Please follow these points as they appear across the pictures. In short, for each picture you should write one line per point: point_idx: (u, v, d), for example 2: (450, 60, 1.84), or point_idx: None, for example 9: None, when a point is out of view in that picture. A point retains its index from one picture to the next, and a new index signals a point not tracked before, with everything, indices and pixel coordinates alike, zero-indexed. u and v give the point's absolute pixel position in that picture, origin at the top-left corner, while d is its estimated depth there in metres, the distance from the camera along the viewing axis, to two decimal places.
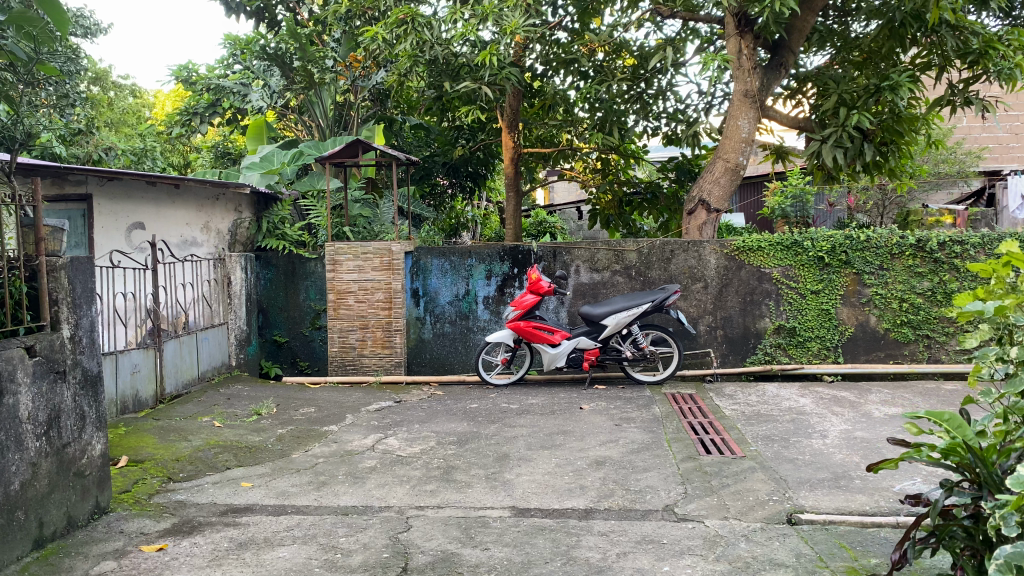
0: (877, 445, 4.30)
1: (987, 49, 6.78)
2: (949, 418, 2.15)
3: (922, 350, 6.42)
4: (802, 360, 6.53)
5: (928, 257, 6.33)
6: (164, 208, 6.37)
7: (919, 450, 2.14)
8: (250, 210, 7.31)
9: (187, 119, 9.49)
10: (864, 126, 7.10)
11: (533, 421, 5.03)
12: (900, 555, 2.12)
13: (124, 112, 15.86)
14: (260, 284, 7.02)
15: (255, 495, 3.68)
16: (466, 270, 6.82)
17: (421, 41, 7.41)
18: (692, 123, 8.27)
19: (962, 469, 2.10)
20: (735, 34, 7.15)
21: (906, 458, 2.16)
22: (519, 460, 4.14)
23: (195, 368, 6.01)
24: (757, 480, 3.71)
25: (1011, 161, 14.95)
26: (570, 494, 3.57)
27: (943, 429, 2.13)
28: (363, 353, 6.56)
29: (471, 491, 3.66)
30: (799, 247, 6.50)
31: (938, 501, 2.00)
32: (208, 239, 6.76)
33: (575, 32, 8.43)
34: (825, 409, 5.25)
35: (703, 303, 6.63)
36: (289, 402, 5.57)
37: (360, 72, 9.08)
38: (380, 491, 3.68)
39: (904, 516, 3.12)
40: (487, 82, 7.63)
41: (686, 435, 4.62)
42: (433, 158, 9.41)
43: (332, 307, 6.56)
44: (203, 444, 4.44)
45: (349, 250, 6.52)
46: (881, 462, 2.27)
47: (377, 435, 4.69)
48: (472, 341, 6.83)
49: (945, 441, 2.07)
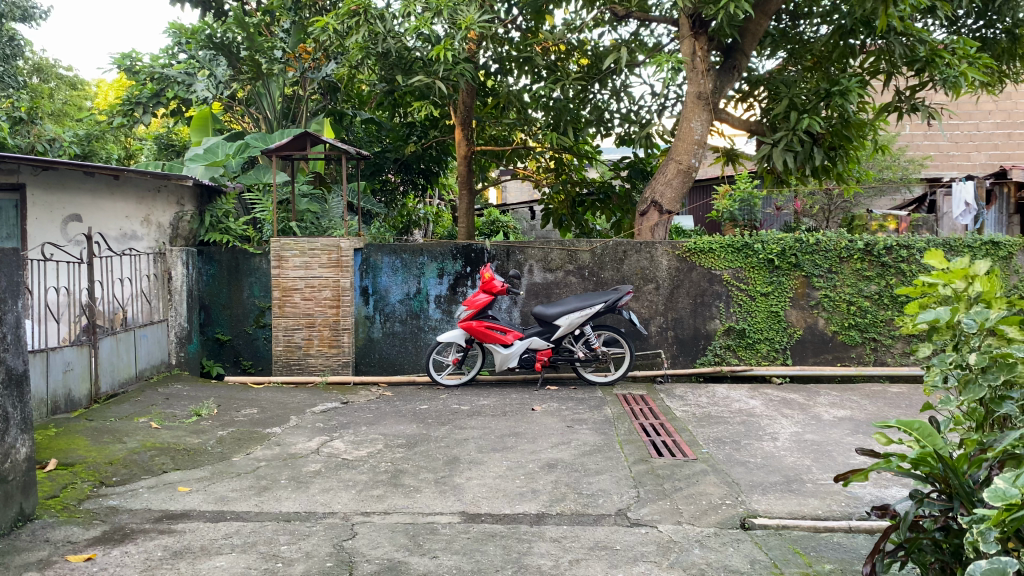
0: (827, 448, 4.30)
1: (933, 57, 6.87)
2: (918, 426, 2.10)
3: (869, 353, 6.50)
4: (751, 362, 6.55)
5: (875, 261, 6.41)
6: (101, 199, 6.05)
7: (889, 460, 2.10)
8: (193, 203, 7.03)
9: (129, 109, 9.09)
10: (815, 130, 7.17)
11: (484, 423, 4.93)
12: (870, 568, 2.08)
13: (65, 101, 15.36)
14: (202, 280, 6.79)
15: (192, 500, 3.51)
16: (417, 268, 6.69)
17: (373, 34, 7.28)
18: (645, 124, 8.28)
19: (933, 478, 2.08)
20: (690, 35, 7.14)
21: (876, 468, 2.12)
22: (470, 463, 4.04)
23: (133, 367, 5.78)
24: (709, 484, 3.67)
25: (951, 169, 15.32)
26: (521, 499, 3.48)
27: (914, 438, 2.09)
28: (308, 352, 6.38)
29: (419, 495, 3.55)
30: (749, 249, 6.53)
31: (910, 515, 1.98)
32: (149, 233, 6.50)
33: (528, 31, 8.35)
34: (775, 411, 5.26)
35: (655, 304, 6.61)
36: (231, 403, 5.38)
37: (310, 64, 8.75)
38: (324, 497, 3.55)
39: (855, 520, 3.11)
40: (440, 77, 7.50)
41: (638, 437, 4.58)
42: (383, 154, 9.37)
43: (277, 305, 6.37)
44: (139, 447, 4.24)
45: (296, 246, 6.35)
46: (850, 473, 2.22)
47: (322, 438, 4.55)
48: (423, 341, 6.70)
49: (916, 452, 2.05)
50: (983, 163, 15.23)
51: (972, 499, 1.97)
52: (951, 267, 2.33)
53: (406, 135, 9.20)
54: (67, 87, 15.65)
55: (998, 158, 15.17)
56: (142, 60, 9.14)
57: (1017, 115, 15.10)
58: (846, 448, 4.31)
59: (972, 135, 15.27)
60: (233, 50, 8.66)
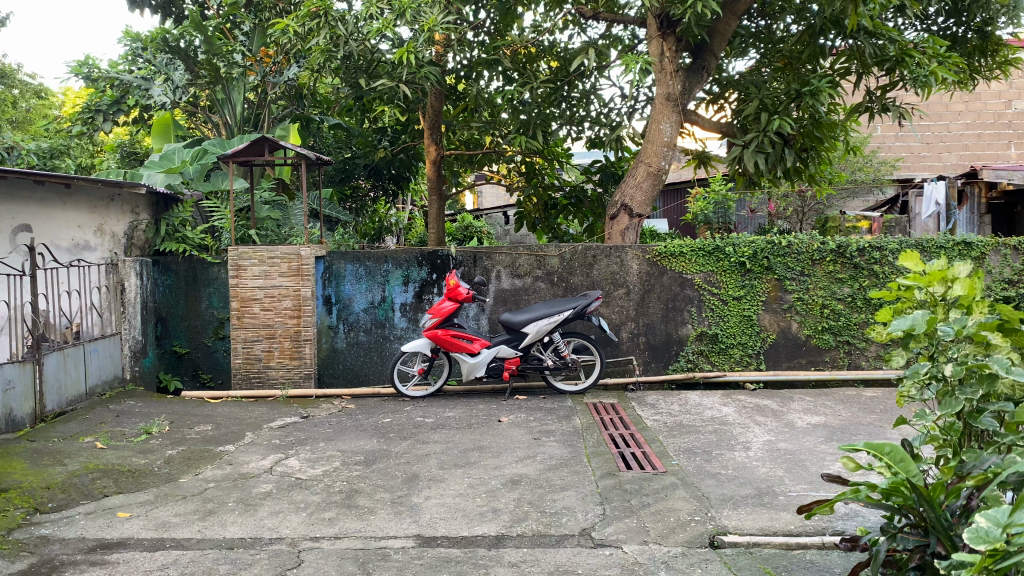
0: (800, 457, 4.17)
1: (903, 56, 6.78)
2: (889, 450, 1.97)
3: (843, 357, 6.40)
4: (724, 368, 6.42)
5: (848, 263, 6.31)
6: (53, 209, 5.78)
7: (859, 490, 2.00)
8: (148, 211, 6.71)
9: (88, 117, 8.76)
10: (786, 131, 7.07)
11: (448, 436, 4.75)
12: None
13: (28, 110, 15.02)
14: (159, 291, 6.57)
15: (131, 527, 3.30)
16: (381, 276, 6.50)
17: (335, 36, 7.06)
18: (615, 127, 8.14)
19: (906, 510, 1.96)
20: (658, 35, 7.03)
21: (844, 499, 2.02)
22: (429, 480, 3.86)
23: (82, 383, 5.55)
24: (678, 499, 3.51)
25: (923, 170, 15.38)
26: (480, 519, 3.30)
27: (886, 465, 1.95)
28: (269, 364, 6.17)
29: (373, 518, 3.36)
30: (721, 252, 6.40)
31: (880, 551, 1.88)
32: (103, 242, 6.19)
33: (496, 34, 8.19)
34: (748, 419, 5.13)
35: (626, 309, 6.46)
36: (184, 420, 5.16)
37: (272, 68, 8.53)
38: (272, 521, 3.35)
39: (828, 536, 2.98)
40: (406, 80, 7.31)
41: (607, 449, 4.42)
42: (353, 160, 9.11)
43: (235, 316, 6.15)
44: (80, 469, 4.02)
45: (254, 254, 6.13)
46: (817, 505, 2.14)
47: (277, 456, 4.34)
48: (389, 351, 6.52)
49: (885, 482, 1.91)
50: (953, 164, 15.29)
51: (950, 536, 1.83)
52: (925, 271, 2.20)
53: (375, 141, 9.15)
54: (31, 94, 15.22)
55: (968, 158, 15.24)
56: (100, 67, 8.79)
57: (986, 115, 15.17)
58: (819, 456, 4.18)
59: (942, 136, 15.31)
60: (191, 55, 8.47)
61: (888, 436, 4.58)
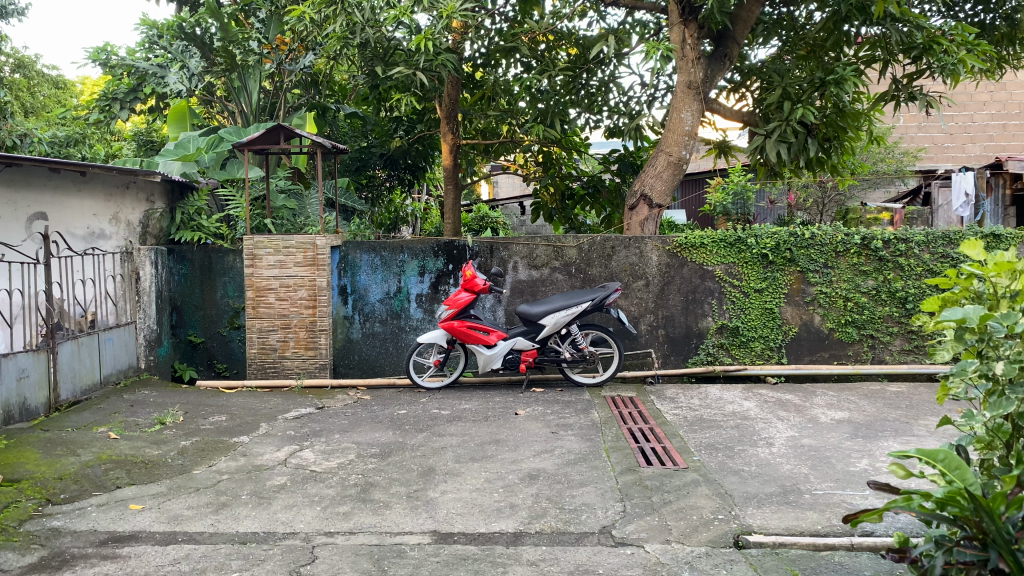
0: (825, 454, 4.06)
1: (931, 43, 6.61)
2: (944, 457, 1.93)
3: (866, 351, 6.27)
4: (744, 361, 6.31)
5: (873, 255, 6.18)
6: (68, 197, 5.75)
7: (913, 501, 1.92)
8: (163, 199, 6.66)
9: (105, 105, 8.73)
10: (809, 120, 6.93)
11: (464, 429, 4.68)
12: None
13: (47, 97, 15.06)
14: (174, 280, 6.52)
15: (143, 520, 3.25)
16: (397, 266, 6.43)
17: (352, 23, 6.96)
18: (634, 116, 8.02)
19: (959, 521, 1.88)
20: (680, 22, 6.92)
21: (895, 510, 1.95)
22: (446, 474, 3.79)
23: (97, 372, 5.52)
24: (701, 497, 3.42)
25: (946, 161, 15.13)
26: (498, 515, 3.23)
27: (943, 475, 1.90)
28: (284, 355, 6.12)
29: (388, 512, 3.29)
30: (742, 244, 6.29)
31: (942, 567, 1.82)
32: (118, 231, 6.13)
33: (514, 21, 8.08)
34: (770, 414, 5.03)
35: (645, 301, 6.37)
36: (199, 410, 5.11)
37: (288, 55, 8.37)
38: (286, 515, 3.29)
39: (858, 537, 2.89)
40: (422, 68, 7.20)
41: (626, 444, 4.33)
42: (369, 149, 9.12)
43: (250, 306, 6.11)
44: (93, 460, 3.98)
45: (269, 244, 6.08)
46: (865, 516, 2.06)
47: (291, 448, 4.29)
48: (404, 342, 6.45)
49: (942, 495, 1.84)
50: (978, 155, 15.03)
51: (1013, 550, 1.78)
52: (989, 261, 2.13)
53: (392, 130, 9.09)
54: (50, 84, 15.29)
55: (993, 149, 14.97)
56: (118, 54, 8.72)
57: (1012, 105, 14.90)
58: (845, 453, 4.07)
59: (966, 126, 15.06)
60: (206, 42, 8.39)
61: (916, 433, 4.46)
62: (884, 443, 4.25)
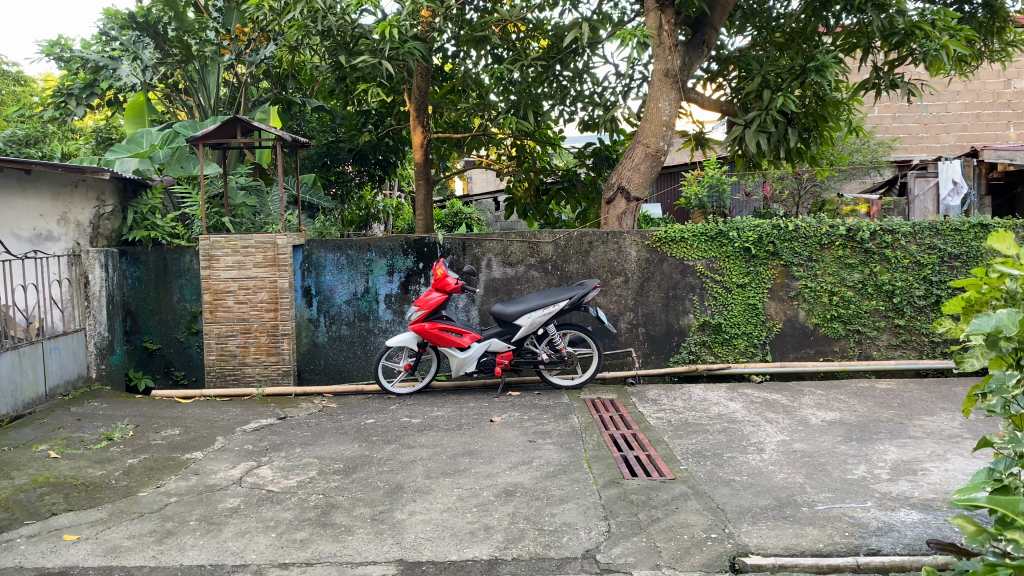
0: (821, 461, 3.81)
1: (913, 29, 6.32)
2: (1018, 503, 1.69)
3: (853, 347, 6.06)
4: (727, 360, 6.08)
5: (858, 248, 5.95)
6: (10, 196, 5.32)
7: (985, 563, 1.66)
8: (115, 198, 6.28)
9: (61, 101, 8.17)
10: (790, 110, 6.60)
11: (435, 439, 4.38)
12: None
13: (5, 97, 14.51)
14: (127, 284, 6.15)
15: (77, 553, 2.92)
16: (364, 266, 6.12)
17: (313, 10, 6.64)
18: (610, 107, 7.75)
19: None
20: (656, 8, 6.66)
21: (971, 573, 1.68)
22: (414, 493, 3.49)
23: (41, 384, 5.17)
24: (691, 513, 3.16)
25: (921, 151, 15.05)
26: (470, 540, 2.94)
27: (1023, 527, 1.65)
28: (244, 361, 5.78)
29: (350, 539, 2.99)
30: (724, 237, 6.04)
31: None
32: (67, 232, 5.75)
33: (484, 11, 7.76)
34: (757, 416, 4.78)
35: (624, 299, 6.11)
36: (150, 423, 4.77)
37: (248, 45, 8.04)
38: (237, 543, 2.98)
39: (865, 558, 2.65)
40: (388, 58, 6.80)
41: (608, 452, 4.07)
42: (337, 144, 8.69)
43: (208, 310, 5.76)
44: (28, 483, 3.63)
45: (227, 244, 5.73)
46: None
47: (248, 465, 3.97)
48: (373, 345, 6.15)
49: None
50: (951, 145, 14.96)
51: None
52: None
53: (361, 124, 8.71)
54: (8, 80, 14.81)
55: (967, 138, 14.88)
56: (72, 47, 8.16)
57: (985, 95, 14.84)
58: (841, 459, 3.83)
59: (941, 116, 14.97)
60: (160, 30, 7.99)
61: (912, 435, 4.23)
62: (880, 446, 4.02)
